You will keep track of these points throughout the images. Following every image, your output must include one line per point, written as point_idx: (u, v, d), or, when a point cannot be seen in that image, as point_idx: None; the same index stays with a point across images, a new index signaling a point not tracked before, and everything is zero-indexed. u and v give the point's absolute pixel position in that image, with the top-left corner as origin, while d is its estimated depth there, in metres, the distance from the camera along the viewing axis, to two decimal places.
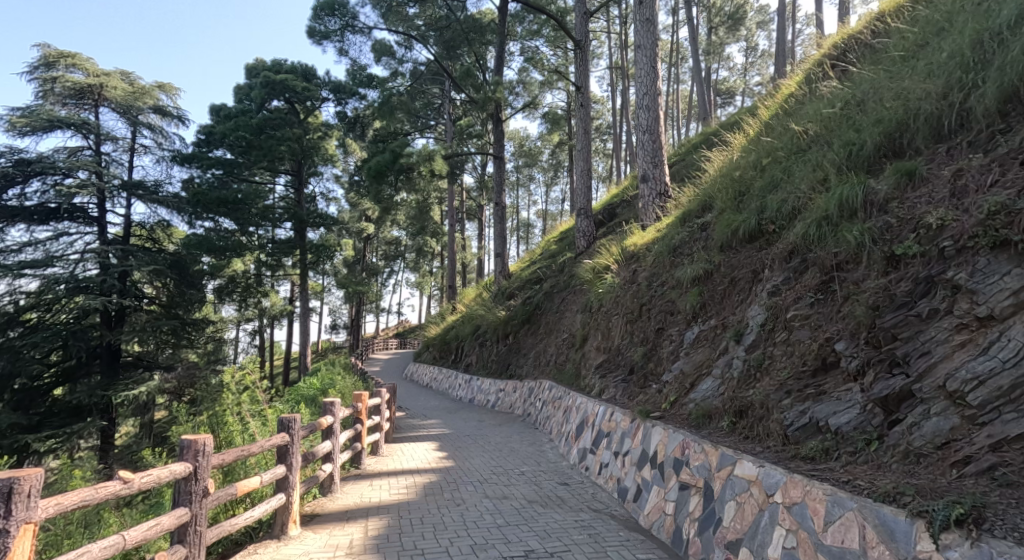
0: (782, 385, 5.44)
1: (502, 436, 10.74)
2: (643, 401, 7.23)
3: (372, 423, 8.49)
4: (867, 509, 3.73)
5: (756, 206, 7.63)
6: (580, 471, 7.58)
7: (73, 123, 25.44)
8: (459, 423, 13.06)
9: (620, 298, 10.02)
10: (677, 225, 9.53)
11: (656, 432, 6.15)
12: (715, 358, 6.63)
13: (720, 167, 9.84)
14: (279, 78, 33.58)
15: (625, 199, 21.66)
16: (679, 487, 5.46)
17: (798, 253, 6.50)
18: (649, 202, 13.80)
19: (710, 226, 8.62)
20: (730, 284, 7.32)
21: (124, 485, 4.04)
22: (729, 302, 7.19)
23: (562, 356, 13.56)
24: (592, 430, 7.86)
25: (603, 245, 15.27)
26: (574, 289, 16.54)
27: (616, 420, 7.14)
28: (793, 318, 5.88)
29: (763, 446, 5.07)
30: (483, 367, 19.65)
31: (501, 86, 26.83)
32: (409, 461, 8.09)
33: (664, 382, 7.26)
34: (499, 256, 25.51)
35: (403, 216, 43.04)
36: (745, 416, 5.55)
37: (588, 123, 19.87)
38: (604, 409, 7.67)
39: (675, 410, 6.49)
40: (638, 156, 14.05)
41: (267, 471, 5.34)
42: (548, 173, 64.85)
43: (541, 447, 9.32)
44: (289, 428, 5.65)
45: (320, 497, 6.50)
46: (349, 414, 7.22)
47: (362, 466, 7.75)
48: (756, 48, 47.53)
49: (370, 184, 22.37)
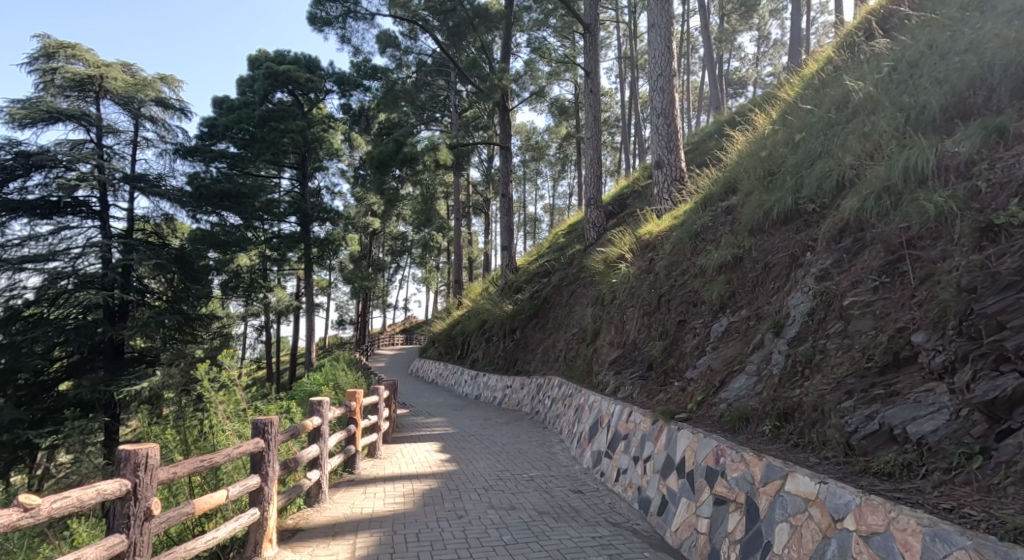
0: (839, 385, 4.80)
1: (508, 435, 10.20)
2: (665, 400, 6.62)
3: (368, 423, 7.83)
4: (987, 548, 2.99)
5: (791, 185, 7.06)
6: (594, 477, 6.96)
7: (73, 115, 24.91)
8: (464, 422, 12.49)
9: (636, 287, 9.42)
10: (699, 210, 8.90)
11: (683, 436, 5.52)
12: (749, 352, 6.02)
13: (745, 147, 9.20)
14: (282, 69, 33.01)
15: (636, 190, 21.02)
16: (714, 502, 4.81)
17: (850, 231, 5.94)
18: (665, 189, 13.16)
19: (737, 209, 8.02)
20: (765, 270, 6.71)
21: (27, 512, 3.29)
22: (763, 290, 6.56)
23: (573, 352, 12.94)
24: (607, 432, 7.24)
25: (615, 235, 14.62)
26: (584, 281, 15.92)
27: (634, 421, 6.53)
28: (851, 306, 5.26)
29: (819, 457, 4.42)
30: (490, 363, 19.07)
31: (507, 75, 26.15)
32: (408, 465, 7.46)
33: (687, 380, 6.65)
34: (505, 249, 24.90)
35: (408, 210, 42.55)
36: (792, 420, 4.92)
37: (598, 109, 19.17)
38: (620, 409, 7.07)
39: (703, 411, 5.87)
40: (652, 141, 13.40)
41: (237, 482, 4.74)
42: (556, 167, 64.19)
43: (550, 448, 8.71)
44: (266, 434, 5.02)
45: (306, 507, 5.91)
46: (340, 415, 6.59)
47: (356, 470, 7.15)
48: (768, 38, 46.67)
49: (374, 174, 21.72)
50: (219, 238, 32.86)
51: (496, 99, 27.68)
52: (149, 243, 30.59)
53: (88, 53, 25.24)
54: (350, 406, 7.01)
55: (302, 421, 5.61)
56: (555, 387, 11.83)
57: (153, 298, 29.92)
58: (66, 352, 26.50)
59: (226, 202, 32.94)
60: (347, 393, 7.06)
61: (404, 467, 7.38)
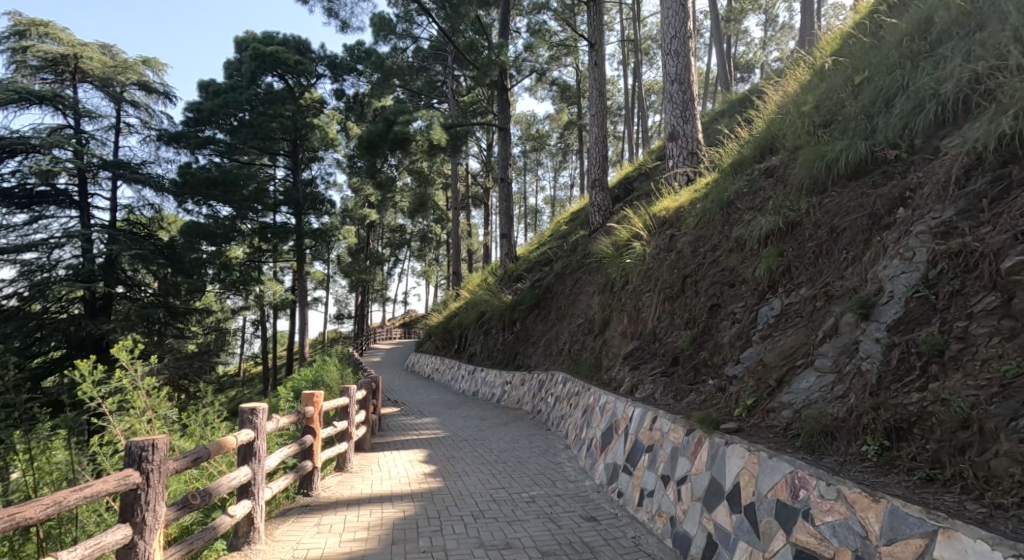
0: (1004, 391, 3.57)
1: (507, 440, 9.02)
2: (704, 404, 5.56)
3: (333, 430, 6.34)
4: None
5: (862, 131, 6.21)
6: (610, 497, 5.76)
7: (47, 97, 24.76)
8: (458, 423, 11.27)
9: (655, 268, 8.25)
10: (733, 176, 7.91)
11: (735, 456, 4.48)
12: (819, 343, 4.99)
13: (792, 100, 8.16)
14: (269, 50, 31.70)
15: (644, 172, 19.74)
16: (795, 555, 3.74)
17: (982, 169, 4.77)
18: (679, 163, 11.90)
19: (783, 172, 7.07)
20: (840, 238, 5.58)
21: None
22: (832, 264, 5.48)
23: (580, 344, 11.70)
24: (623, 441, 6.04)
25: (624, 217, 13.37)
26: (589, 267, 14.68)
27: (663, 431, 5.39)
28: (1015, 270, 3.98)
29: (969, 503, 3.29)
30: (488, 358, 17.82)
31: (506, 51, 24.74)
32: (381, 483, 6.17)
33: (729, 378, 5.61)
34: (505, 237, 23.64)
35: (404, 200, 41.24)
36: (908, 443, 3.85)
37: (604, 83, 17.86)
38: (639, 412, 5.90)
39: (756, 420, 4.88)
40: (665, 110, 12.13)
41: (94, 539, 3.70)
42: (557, 158, 62.79)
43: (554, 457, 7.48)
44: (143, 463, 4.05)
45: (230, 551, 4.66)
46: (287, 424, 5.38)
47: (314, 492, 5.84)
48: (775, 21, 45.09)
49: (363, 156, 20.42)
50: (217, 231, 31.92)
51: (494, 79, 26.28)
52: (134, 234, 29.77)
53: (63, 32, 25.37)
54: (306, 413, 5.79)
55: (213, 442, 4.55)
56: (558, 384, 10.63)
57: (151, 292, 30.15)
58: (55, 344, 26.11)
59: (213, 191, 31.92)
60: (304, 395, 5.87)
61: (376, 485, 6.09)
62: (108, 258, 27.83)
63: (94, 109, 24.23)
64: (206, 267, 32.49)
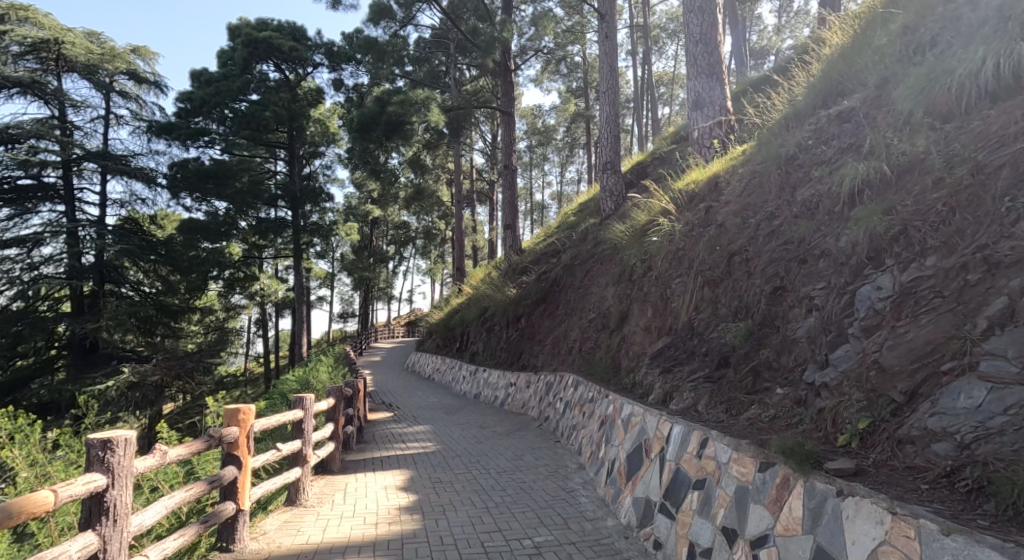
0: None
1: (507, 453, 7.71)
2: (788, 426, 4.26)
3: (272, 454, 4.98)
4: None
5: (999, 38, 5.06)
6: (643, 546, 4.58)
7: (23, 82, 25.03)
8: (455, 432, 9.92)
9: (694, 251, 6.95)
10: (793, 132, 6.90)
11: (874, 529, 3.08)
12: (983, 338, 3.60)
13: (867, 39, 7.18)
14: (262, 36, 30.85)
15: (660, 155, 18.30)
16: None
17: None
18: (705, 132, 10.47)
19: (876, 114, 5.96)
20: (998, 184, 4.25)
21: None
22: (984, 220, 4.17)
23: (593, 341, 10.31)
24: (658, 469, 4.86)
25: (642, 198, 11.98)
26: (602, 256, 13.27)
27: (720, 463, 4.23)
28: None
29: None
30: (491, 357, 16.44)
31: (511, 26, 23.26)
32: (337, 525, 4.86)
33: (825, 389, 4.33)
34: (509, 228, 22.31)
35: (406, 195, 39.81)
36: None
37: (616, 55, 16.22)
38: (680, 429, 4.81)
39: (888, 459, 3.52)
40: (689, 73, 10.66)
41: None
42: (564, 153, 61.19)
43: (566, 482, 6.08)
44: None
45: None
46: (161, 462, 4.07)
47: (235, 542, 4.51)
48: (790, 6, 43.21)
49: (355, 140, 19.23)
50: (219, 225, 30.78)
51: (497, 59, 24.73)
52: (126, 230, 28.80)
53: (42, 16, 25.49)
54: (226, 435, 4.58)
55: (23, 507, 3.14)
56: (569, 387, 9.28)
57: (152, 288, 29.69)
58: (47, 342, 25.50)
59: (207, 184, 30.78)
60: (226, 411, 4.67)
61: (331, 530, 4.79)
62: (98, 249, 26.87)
63: (81, 98, 24.04)
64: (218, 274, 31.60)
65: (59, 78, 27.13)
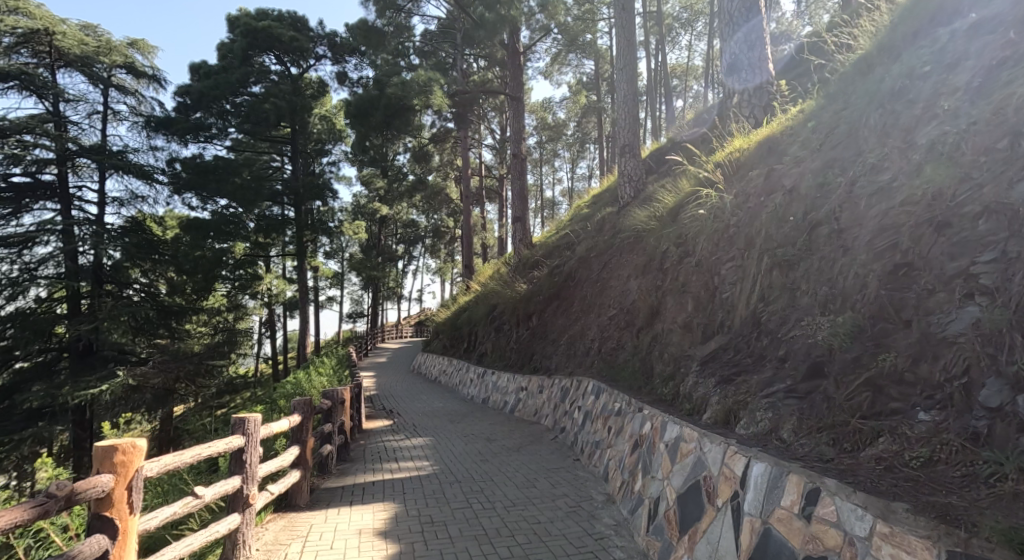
0: None
1: (518, 475, 6.50)
2: (980, 484, 2.92)
3: (161, 513, 3.78)
4: None
5: None
6: None
7: (14, 74, 24.15)
8: (461, 446, 8.72)
9: (768, 236, 5.67)
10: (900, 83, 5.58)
11: None
12: None
13: None
14: (261, 26, 30.26)
15: (681, 140, 16.95)
16: None
17: None
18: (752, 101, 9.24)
19: None
20: None
21: None
22: None
23: (617, 341, 9.06)
24: (743, 533, 3.61)
25: (672, 180, 10.70)
26: (623, 244, 12.02)
27: (855, 541, 2.94)
28: None
29: None
30: (500, 359, 15.18)
31: (518, 5, 21.94)
32: None
33: None
34: (518, 221, 21.06)
35: (414, 192, 38.59)
36: None
37: (634, 27, 14.38)
38: (771, 474, 3.57)
39: None
40: (721, 37, 9.65)
41: None
42: (575, 149, 59.77)
43: (602, 528, 4.81)
44: None
45: None
46: None
47: None
48: None
49: (352, 126, 18.11)
50: (225, 225, 29.56)
51: (503, 40, 23.40)
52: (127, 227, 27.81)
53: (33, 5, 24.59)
54: (98, 487, 3.42)
55: None
56: (590, 394, 8.05)
57: (155, 288, 28.85)
58: (45, 345, 24.65)
59: (209, 181, 29.73)
60: (96, 452, 3.49)
61: None
62: (97, 248, 25.63)
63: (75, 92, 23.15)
64: (223, 274, 30.56)
65: (53, 71, 26.24)
